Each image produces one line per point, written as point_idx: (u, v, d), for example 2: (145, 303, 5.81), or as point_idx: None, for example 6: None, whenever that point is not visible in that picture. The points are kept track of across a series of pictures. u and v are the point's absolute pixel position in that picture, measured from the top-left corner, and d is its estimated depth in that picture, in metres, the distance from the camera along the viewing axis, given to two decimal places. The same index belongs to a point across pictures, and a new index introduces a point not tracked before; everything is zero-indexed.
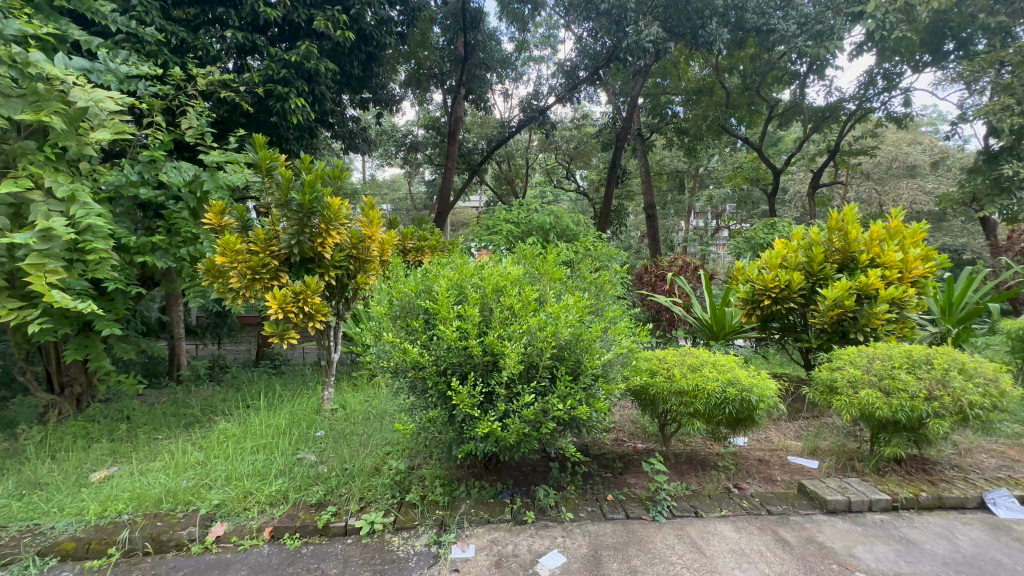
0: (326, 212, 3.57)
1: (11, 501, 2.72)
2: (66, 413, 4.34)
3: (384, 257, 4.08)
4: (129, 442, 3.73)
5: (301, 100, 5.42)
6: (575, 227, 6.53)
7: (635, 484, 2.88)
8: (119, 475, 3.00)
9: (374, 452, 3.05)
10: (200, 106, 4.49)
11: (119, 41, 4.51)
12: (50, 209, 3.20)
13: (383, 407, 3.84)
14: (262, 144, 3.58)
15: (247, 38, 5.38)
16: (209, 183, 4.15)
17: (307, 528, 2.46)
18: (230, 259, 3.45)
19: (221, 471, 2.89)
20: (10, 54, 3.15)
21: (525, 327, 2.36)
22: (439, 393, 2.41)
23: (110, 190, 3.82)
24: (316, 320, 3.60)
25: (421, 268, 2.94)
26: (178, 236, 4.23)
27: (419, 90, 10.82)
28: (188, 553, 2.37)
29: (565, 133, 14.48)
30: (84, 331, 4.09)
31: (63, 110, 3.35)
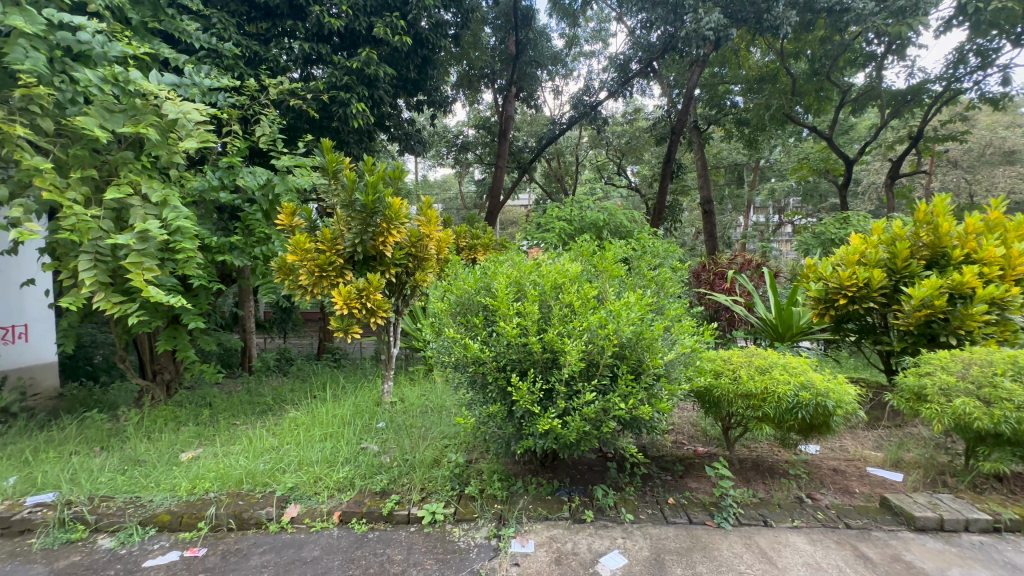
0: (387, 212, 3.70)
1: (117, 475, 3.04)
2: (157, 398, 4.78)
3: (441, 255, 4.17)
4: (212, 426, 4.06)
5: (362, 105, 5.67)
6: (629, 224, 6.39)
7: (697, 488, 2.78)
8: (205, 456, 3.26)
9: (433, 445, 3.13)
10: (272, 114, 4.79)
11: (201, 57, 4.90)
12: (147, 213, 3.52)
13: (440, 401, 3.93)
14: (329, 148, 3.75)
15: (312, 48, 5.68)
16: (280, 187, 4.43)
17: (373, 515, 2.57)
18: (300, 258, 3.65)
19: (294, 457, 3.07)
20: (113, 74, 3.50)
21: (586, 324, 2.34)
22: (499, 388, 2.44)
23: (194, 195, 4.15)
24: (378, 316, 3.73)
25: (481, 265, 2.97)
26: (253, 236, 4.53)
27: (470, 90, 10.98)
28: (267, 532, 2.55)
29: (616, 128, 14.18)
30: (172, 324, 4.48)
31: (156, 123, 3.68)
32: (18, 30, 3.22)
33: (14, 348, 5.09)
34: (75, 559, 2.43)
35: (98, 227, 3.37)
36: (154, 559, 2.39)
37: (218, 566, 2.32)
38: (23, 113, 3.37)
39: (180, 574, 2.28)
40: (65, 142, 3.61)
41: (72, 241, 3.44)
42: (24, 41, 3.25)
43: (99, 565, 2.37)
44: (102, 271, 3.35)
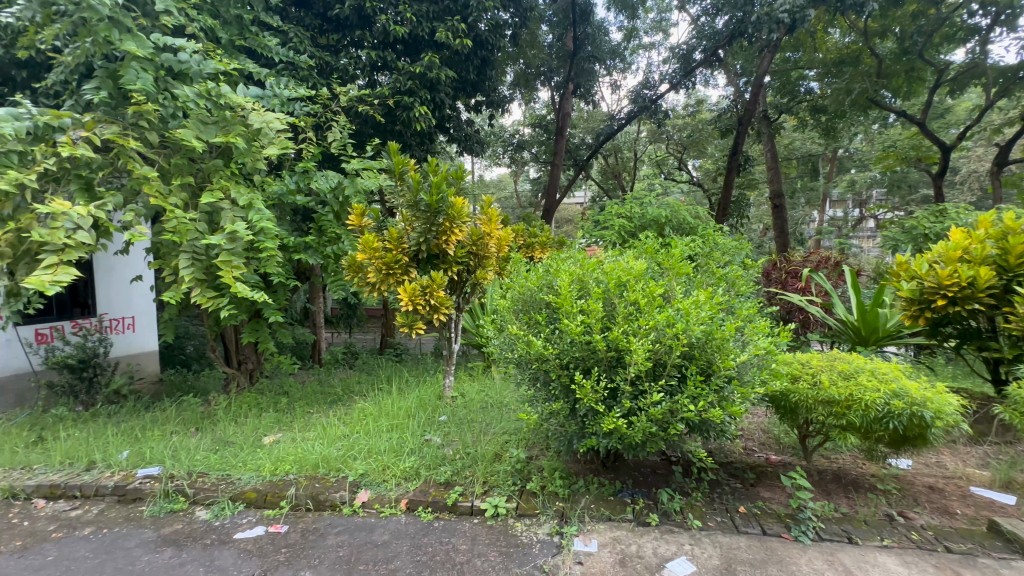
0: (450, 211, 3.80)
1: (211, 454, 3.34)
2: (241, 385, 5.21)
3: (501, 254, 4.22)
4: (289, 413, 4.36)
5: (424, 109, 5.87)
6: (693, 220, 6.15)
7: (771, 498, 2.63)
8: (284, 441, 3.51)
9: (494, 439, 3.17)
10: (343, 121, 5.07)
11: (280, 69, 5.26)
12: (235, 215, 3.84)
13: (499, 397, 3.99)
14: (396, 150, 3.88)
15: (378, 56, 5.94)
16: (351, 189, 4.68)
17: (438, 504, 2.66)
18: (369, 256, 3.81)
19: (363, 445, 3.22)
20: (208, 89, 3.86)
21: (652, 323, 2.28)
22: (562, 385, 2.44)
23: (275, 198, 4.47)
24: (440, 312, 3.84)
25: (543, 262, 2.97)
26: (325, 236, 4.82)
27: (526, 89, 11.00)
28: (340, 514, 2.71)
29: (677, 122, 13.67)
30: (255, 317, 4.85)
31: (243, 132, 4.00)
32: (131, 54, 3.63)
33: (124, 336, 5.73)
34: (177, 527, 2.71)
35: (195, 229, 3.73)
36: (244, 531, 2.62)
37: (299, 542, 2.49)
38: (134, 128, 3.79)
39: (266, 547, 2.47)
40: (167, 153, 4.01)
41: (173, 242, 3.82)
42: (136, 63, 3.67)
43: (198, 533, 2.63)
44: (198, 269, 3.69)
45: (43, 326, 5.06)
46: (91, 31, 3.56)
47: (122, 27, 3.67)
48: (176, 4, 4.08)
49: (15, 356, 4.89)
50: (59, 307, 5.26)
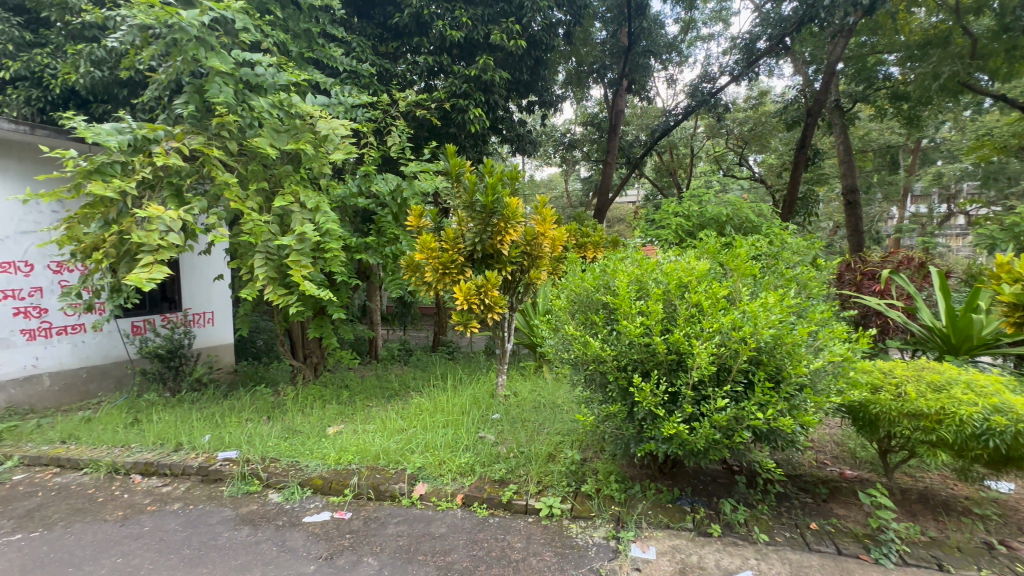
0: (505, 211, 3.84)
1: (281, 441, 3.56)
2: (307, 377, 5.51)
3: (555, 253, 4.20)
4: (351, 406, 4.57)
5: (479, 111, 5.98)
6: (756, 218, 5.84)
7: (847, 516, 2.46)
8: (346, 432, 3.68)
9: (547, 439, 3.16)
10: (402, 125, 5.26)
11: (344, 78, 5.52)
12: (304, 217, 4.08)
13: (552, 397, 3.98)
14: (453, 152, 3.95)
15: (435, 60, 6.09)
16: (409, 191, 4.84)
17: (493, 501, 2.69)
18: (427, 256, 3.90)
19: (420, 440, 3.32)
20: (280, 100, 4.13)
21: (717, 326, 2.20)
22: (619, 387, 2.40)
23: (339, 201, 4.70)
24: (495, 311, 3.88)
25: (599, 262, 2.92)
26: (384, 237, 5.01)
27: (578, 87, 10.87)
28: (400, 504, 2.81)
29: (738, 115, 13.03)
30: (319, 314, 5.12)
31: (312, 139, 4.25)
32: (215, 70, 3.93)
33: (205, 330, 6.24)
34: (252, 507, 2.92)
35: (268, 230, 3.99)
36: (312, 515, 2.77)
37: (362, 529, 2.61)
38: (217, 138, 4.12)
39: (332, 531, 2.61)
40: (244, 160, 4.33)
41: (249, 243, 4.11)
42: (219, 78, 3.98)
43: (271, 515, 2.82)
44: (271, 268, 3.95)
45: (138, 319, 5.61)
46: (181, 50, 3.88)
47: (207, 45, 3.97)
48: (253, 21, 4.39)
49: (115, 345, 5.46)
50: (151, 302, 5.81)
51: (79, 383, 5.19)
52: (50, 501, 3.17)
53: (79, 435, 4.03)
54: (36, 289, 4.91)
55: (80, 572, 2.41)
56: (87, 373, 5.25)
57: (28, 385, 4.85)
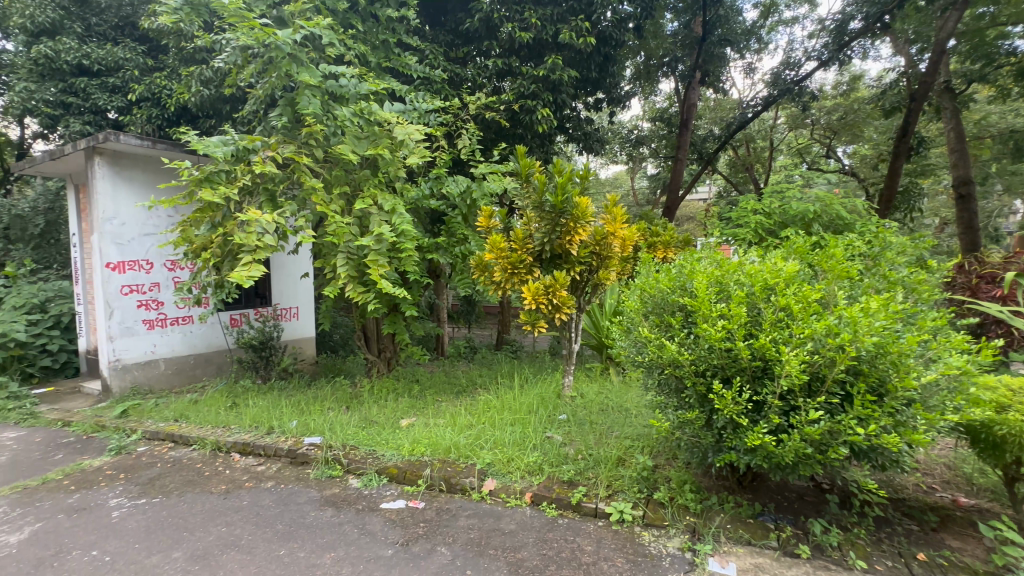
0: (575, 211, 3.81)
1: (360, 431, 3.78)
2: (380, 371, 5.80)
3: (625, 253, 4.11)
4: (421, 400, 4.75)
5: (547, 111, 5.99)
6: (848, 215, 5.34)
7: (963, 549, 2.19)
8: (418, 425, 3.83)
9: (617, 443, 3.10)
10: (472, 128, 5.39)
11: (418, 85, 5.73)
12: (381, 219, 4.31)
13: (621, 400, 3.89)
14: (524, 153, 3.97)
15: (504, 63, 6.17)
16: (478, 193, 4.94)
17: (562, 501, 2.69)
18: (496, 255, 3.96)
19: (489, 436, 3.38)
20: (361, 109, 4.38)
21: (809, 332, 2.05)
22: (697, 393, 2.31)
23: (413, 203, 4.90)
24: (562, 311, 3.87)
25: (674, 263, 2.81)
26: (454, 237, 5.15)
27: (648, 82, 10.54)
28: (470, 498, 2.89)
29: (826, 103, 12.00)
30: (393, 311, 5.37)
31: (389, 144, 4.47)
32: (305, 83, 4.24)
33: (292, 323, 6.76)
34: (335, 491, 3.13)
35: (349, 232, 4.25)
36: (388, 502, 2.93)
37: (435, 519, 2.71)
38: (306, 146, 4.45)
39: (407, 519, 2.73)
40: (329, 166, 4.64)
41: (332, 243, 4.39)
42: (308, 91, 4.28)
43: (352, 499, 3.01)
44: (352, 267, 4.20)
45: (236, 313, 6.20)
46: (276, 67, 4.22)
47: (298, 61, 4.29)
48: (338, 36, 4.69)
49: (217, 335, 6.08)
50: (247, 298, 6.40)
51: (188, 368, 5.83)
52: (167, 472, 3.59)
53: (189, 414, 4.53)
54: (155, 284, 5.59)
55: (193, 537, 2.70)
56: (194, 360, 5.89)
57: (148, 368, 5.53)
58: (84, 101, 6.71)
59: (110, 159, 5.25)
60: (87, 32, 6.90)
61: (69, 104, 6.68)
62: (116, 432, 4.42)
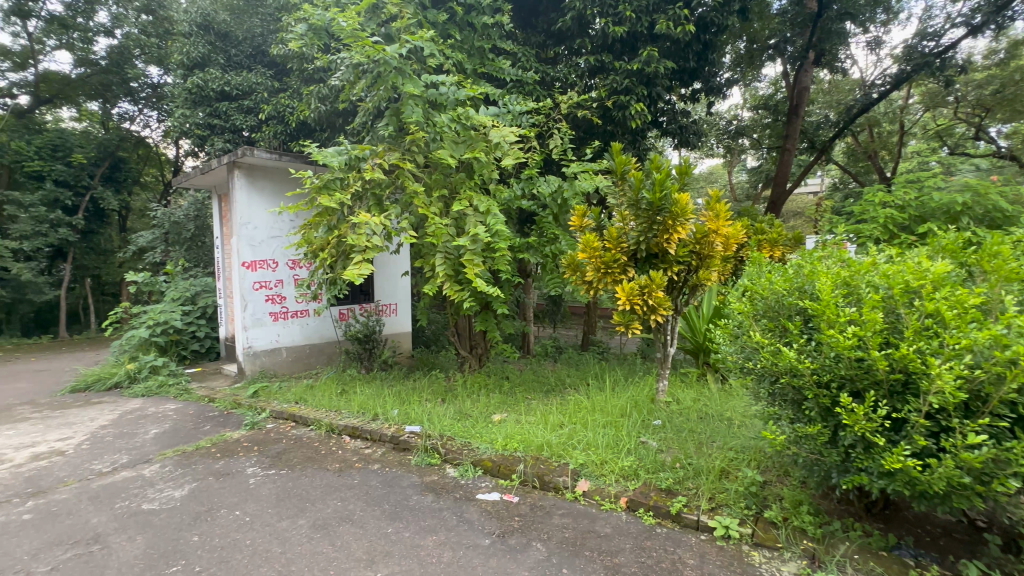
0: (674, 208, 3.64)
1: (456, 423, 3.95)
2: (472, 366, 6.00)
3: (727, 252, 3.87)
4: (511, 397, 4.84)
5: (641, 105, 5.79)
6: (1010, 207, 4.51)
7: None
8: (509, 420, 3.91)
9: (719, 454, 2.92)
10: (564, 128, 5.38)
11: (510, 88, 5.86)
12: (477, 220, 4.46)
13: (722, 409, 3.65)
14: (619, 150, 3.87)
15: (597, 59, 6.09)
16: (570, 192, 4.92)
17: (660, 510, 2.60)
18: (589, 255, 3.88)
19: (581, 437, 3.36)
20: (460, 115, 4.58)
21: (967, 343, 1.77)
22: (819, 406, 2.12)
23: (506, 204, 5.01)
24: (658, 313, 3.73)
25: (791, 261, 2.57)
26: (544, 237, 5.18)
27: (750, 68, 9.75)
28: (563, 497, 2.90)
29: (976, 75, 10.22)
30: (485, 309, 5.53)
31: (484, 147, 4.63)
32: (409, 93, 4.52)
33: (391, 319, 7.26)
34: (434, 477, 3.31)
35: (447, 233, 4.45)
36: (484, 493, 3.03)
37: (530, 515, 2.75)
38: (410, 153, 4.73)
39: (502, 512, 2.80)
40: (429, 171, 4.90)
41: (432, 244, 4.64)
42: (412, 101, 4.56)
43: (450, 487, 3.16)
44: (449, 266, 4.41)
45: (344, 308, 6.79)
46: (384, 80, 4.55)
47: (403, 74, 4.58)
48: (438, 47, 4.94)
49: (328, 328, 6.71)
50: (354, 294, 6.97)
51: (305, 356, 6.51)
52: (290, 448, 4.04)
53: (307, 398, 5.05)
54: (280, 280, 6.31)
55: (315, 507, 3.01)
56: (309, 349, 6.56)
57: (273, 355, 6.26)
58: (226, 122, 7.76)
59: (246, 171, 6.01)
60: (228, 62, 7.99)
61: (214, 125, 7.76)
62: (250, 409, 5.06)
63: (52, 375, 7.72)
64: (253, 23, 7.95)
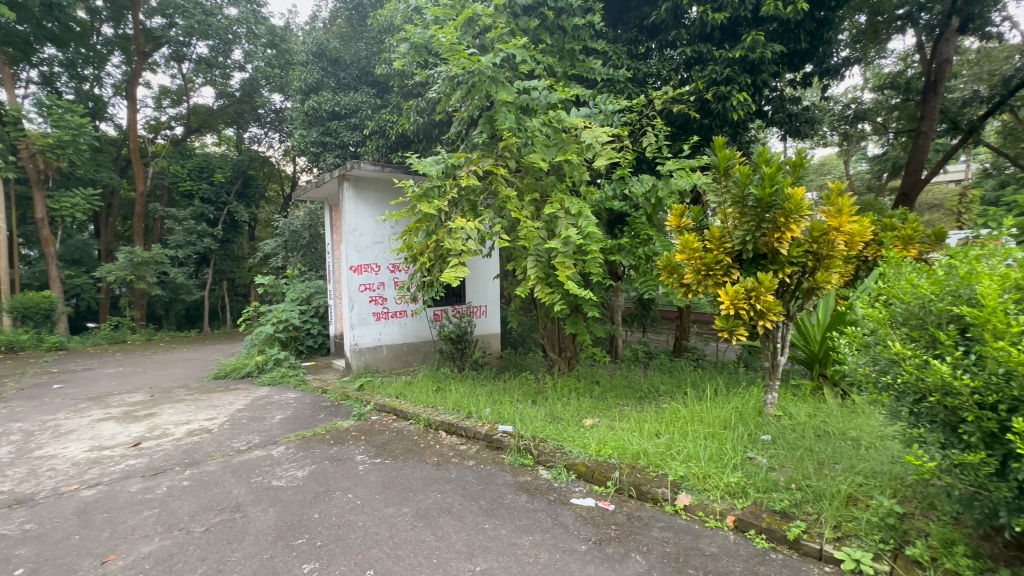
0: (787, 204, 3.33)
1: (547, 425, 3.96)
2: (561, 369, 5.98)
3: (852, 252, 3.46)
4: (603, 402, 4.74)
5: (744, 95, 5.40)
6: None
7: None
8: (602, 426, 3.84)
9: (843, 478, 2.62)
10: (658, 124, 5.18)
11: (601, 87, 5.80)
12: (568, 222, 4.45)
13: (845, 427, 3.27)
14: (722, 145, 3.58)
15: (694, 51, 5.79)
16: (665, 191, 4.71)
17: (774, 534, 2.39)
18: (688, 256, 3.67)
19: (680, 447, 3.19)
20: (552, 119, 4.61)
21: None
22: (983, 430, 1.84)
23: (597, 206, 4.93)
24: (767, 318, 3.43)
25: (937, 261, 2.25)
26: (637, 237, 5.01)
27: (873, 44, 8.64)
28: (662, 509, 2.77)
29: None
30: (574, 312, 5.48)
31: (576, 149, 4.61)
32: (502, 101, 4.64)
33: (482, 320, 7.49)
34: (527, 478, 3.35)
35: (538, 236, 4.49)
36: (578, 498, 3.00)
37: (627, 525, 2.67)
38: (503, 159, 4.85)
39: (598, 518, 2.76)
40: (520, 175, 4.99)
41: (523, 247, 4.71)
42: (505, 107, 4.66)
43: (544, 489, 3.17)
44: (541, 268, 4.45)
45: (438, 309, 7.13)
46: (478, 90, 4.71)
47: (497, 82, 4.71)
48: (530, 53, 5.02)
49: (425, 328, 7.11)
50: (447, 296, 7.29)
51: (403, 354, 6.96)
52: (393, 440, 4.33)
53: (406, 394, 5.38)
54: (382, 283, 6.80)
55: (417, 497, 3.19)
56: (407, 347, 6.98)
57: (376, 352, 6.75)
58: (335, 139, 8.55)
59: (353, 182, 6.55)
60: (338, 84, 8.80)
61: (326, 142, 8.60)
62: (357, 402, 5.51)
63: (199, 364, 9.05)
64: (359, 47, 8.66)
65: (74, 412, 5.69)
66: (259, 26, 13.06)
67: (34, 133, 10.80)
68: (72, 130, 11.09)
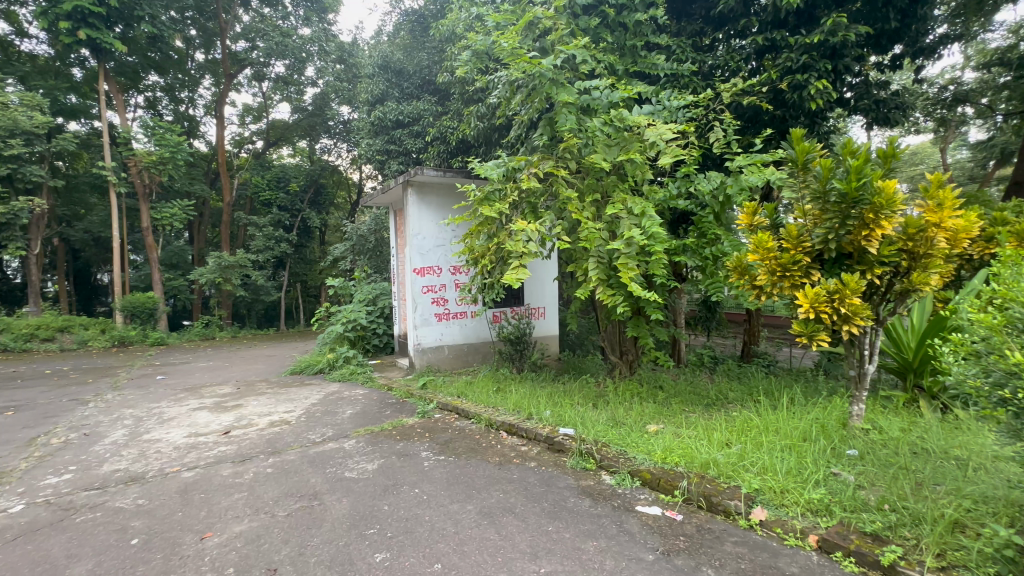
0: (876, 199, 3.04)
1: (610, 430, 3.89)
2: (622, 373, 5.85)
3: (956, 250, 3.10)
4: (667, 407, 4.58)
5: (823, 83, 5.02)
6: None
7: None
8: (667, 432, 3.72)
9: (948, 501, 2.36)
10: (727, 119, 4.94)
11: (665, 83, 5.64)
12: (631, 223, 4.35)
13: (948, 444, 2.94)
14: (800, 137, 3.32)
15: (766, 39, 5.46)
16: (734, 188, 4.48)
17: (866, 558, 2.20)
18: (761, 257, 3.47)
19: (755, 459, 3.02)
20: (614, 117, 4.52)
21: None
22: None
23: (661, 205, 4.78)
24: (853, 323, 3.16)
25: None
26: (704, 237, 4.80)
27: (977, 17, 7.72)
28: (735, 523, 2.64)
29: None
30: (636, 314, 5.34)
31: (639, 147, 4.50)
32: (563, 102, 4.63)
33: (540, 322, 7.49)
34: (590, 483, 3.31)
35: (599, 237, 4.42)
36: (644, 506, 2.92)
37: (697, 537, 2.57)
38: (564, 160, 4.83)
39: (665, 528, 2.67)
40: (581, 176, 4.95)
41: (584, 249, 4.67)
42: (566, 109, 4.65)
43: (608, 494, 3.12)
44: (602, 270, 4.38)
45: (497, 310, 7.21)
46: (539, 92, 4.74)
47: (557, 83, 4.70)
48: (590, 53, 4.97)
49: (484, 329, 7.22)
50: (506, 298, 7.36)
51: (463, 354, 7.11)
52: (456, 438, 4.43)
53: (467, 393, 5.49)
54: (444, 284, 7.00)
55: (480, 495, 3.25)
56: (467, 348, 7.14)
57: (438, 352, 6.94)
58: (400, 147, 8.93)
59: (416, 187, 6.79)
60: (402, 94, 9.17)
61: (391, 150, 9.00)
62: (420, 400, 5.70)
63: (277, 360, 9.77)
64: (422, 57, 8.98)
65: (175, 401, 6.34)
66: (329, 44, 13.91)
67: (142, 152, 12.17)
68: (171, 147, 12.40)
